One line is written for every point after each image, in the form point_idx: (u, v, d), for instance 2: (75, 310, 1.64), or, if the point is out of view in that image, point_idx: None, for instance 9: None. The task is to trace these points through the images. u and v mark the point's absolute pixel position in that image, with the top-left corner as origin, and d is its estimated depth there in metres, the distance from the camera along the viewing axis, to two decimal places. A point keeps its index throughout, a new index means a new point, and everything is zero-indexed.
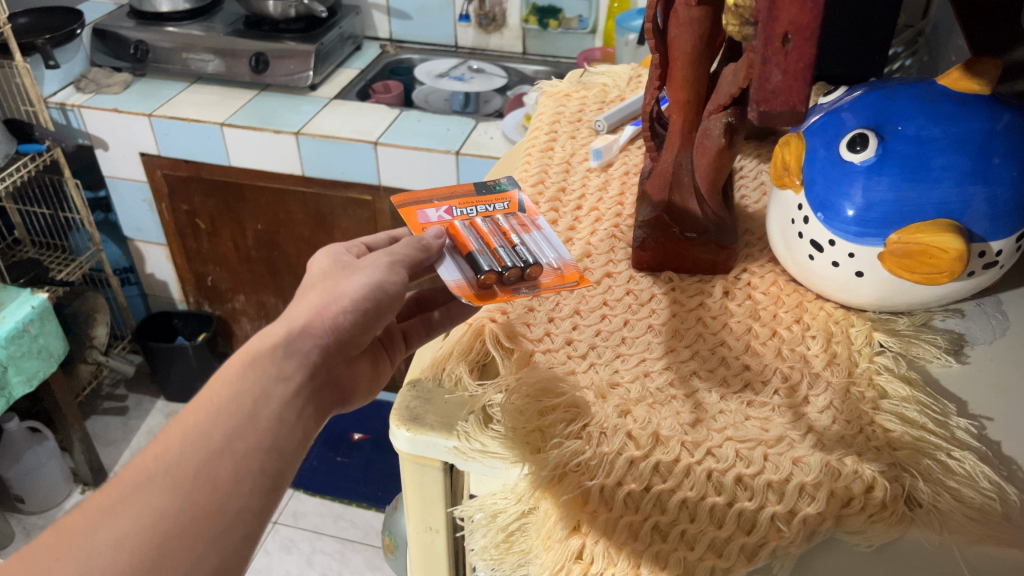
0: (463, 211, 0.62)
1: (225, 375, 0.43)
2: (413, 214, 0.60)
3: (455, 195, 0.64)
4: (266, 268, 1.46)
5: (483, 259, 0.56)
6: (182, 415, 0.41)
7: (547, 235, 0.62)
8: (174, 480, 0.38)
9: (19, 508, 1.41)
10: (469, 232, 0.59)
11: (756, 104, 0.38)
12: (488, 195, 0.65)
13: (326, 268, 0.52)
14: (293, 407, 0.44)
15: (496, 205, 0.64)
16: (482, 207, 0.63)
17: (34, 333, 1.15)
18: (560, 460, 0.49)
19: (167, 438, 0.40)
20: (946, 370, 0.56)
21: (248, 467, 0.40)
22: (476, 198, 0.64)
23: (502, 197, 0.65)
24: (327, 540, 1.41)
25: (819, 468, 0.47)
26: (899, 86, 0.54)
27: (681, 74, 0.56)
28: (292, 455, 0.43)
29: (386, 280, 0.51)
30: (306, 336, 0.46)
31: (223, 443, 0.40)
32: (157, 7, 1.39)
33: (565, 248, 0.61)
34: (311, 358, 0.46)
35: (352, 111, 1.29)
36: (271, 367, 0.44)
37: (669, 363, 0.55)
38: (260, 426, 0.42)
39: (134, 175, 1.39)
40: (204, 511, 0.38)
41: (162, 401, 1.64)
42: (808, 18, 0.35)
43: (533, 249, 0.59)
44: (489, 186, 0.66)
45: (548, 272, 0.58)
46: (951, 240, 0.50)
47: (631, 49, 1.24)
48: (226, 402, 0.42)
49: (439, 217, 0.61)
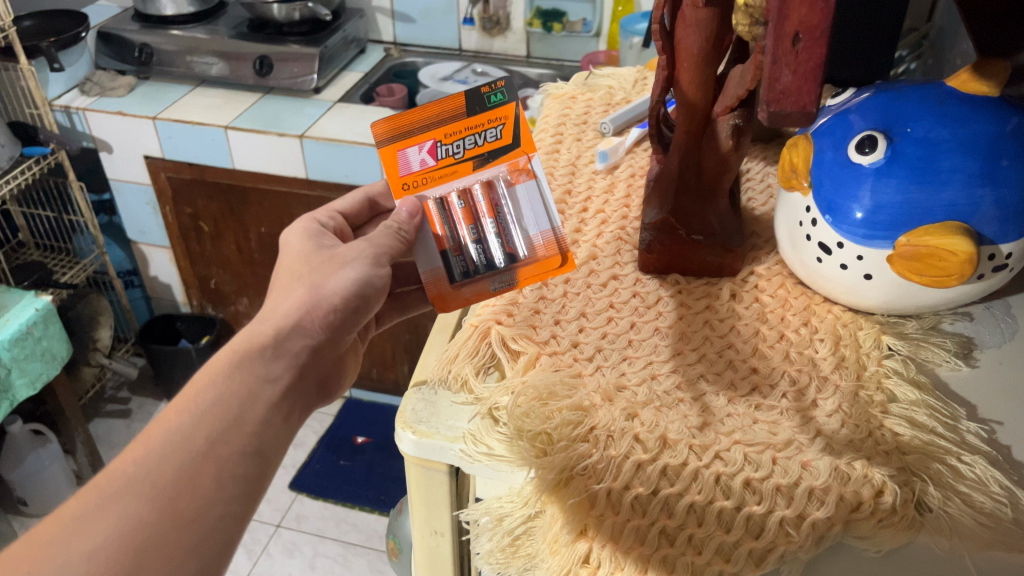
0: (449, 149, 0.57)
1: (211, 375, 0.44)
2: (394, 161, 0.57)
3: (442, 117, 0.56)
4: (269, 271, 1.46)
5: (458, 260, 0.58)
6: (162, 416, 0.42)
7: (539, 190, 0.58)
8: (154, 486, 0.39)
9: (21, 512, 1.41)
10: (443, 212, 0.58)
11: (766, 104, 0.38)
12: (480, 115, 0.56)
13: (307, 251, 0.53)
14: (279, 409, 0.46)
15: (487, 134, 0.57)
16: (470, 140, 0.57)
17: (37, 336, 1.15)
18: (566, 464, 0.48)
19: (147, 441, 0.41)
20: (956, 374, 0.56)
21: (231, 472, 0.42)
22: (466, 120, 0.56)
23: (498, 116, 0.57)
24: (329, 544, 1.40)
25: (828, 473, 0.46)
26: (907, 87, 0.54)
27: (687, 75, 0.56)
28: (274, 456, 0.45)
29: (373, 274, 0.52)
30: (295, 335, 0.48)
31: (206, 448, 0.41)
32: (162, 10, 1.39)
33: (553, 212, 0.58)
34: (300, 358, 0.48)
35: (355, 114, 1.29)
36: (260, 368, 0.46)
37: (676, 366, 0.54)
38: (246, 431, 0.43)
39: (138, 178, 1.39)
40: (184, 517, 0.39)
41: (164, 404, 1.64)
42: (818, 17, 0.35)
43: (511, 220, 0.58)
44: (483, 95, 0.56)
45: (526, 259, 0.58)
46: (961, 243, 0.49)
47: (634, 52, 1.26)
48: (211, 404, 0.43)
49: (422, 160, 0.57)
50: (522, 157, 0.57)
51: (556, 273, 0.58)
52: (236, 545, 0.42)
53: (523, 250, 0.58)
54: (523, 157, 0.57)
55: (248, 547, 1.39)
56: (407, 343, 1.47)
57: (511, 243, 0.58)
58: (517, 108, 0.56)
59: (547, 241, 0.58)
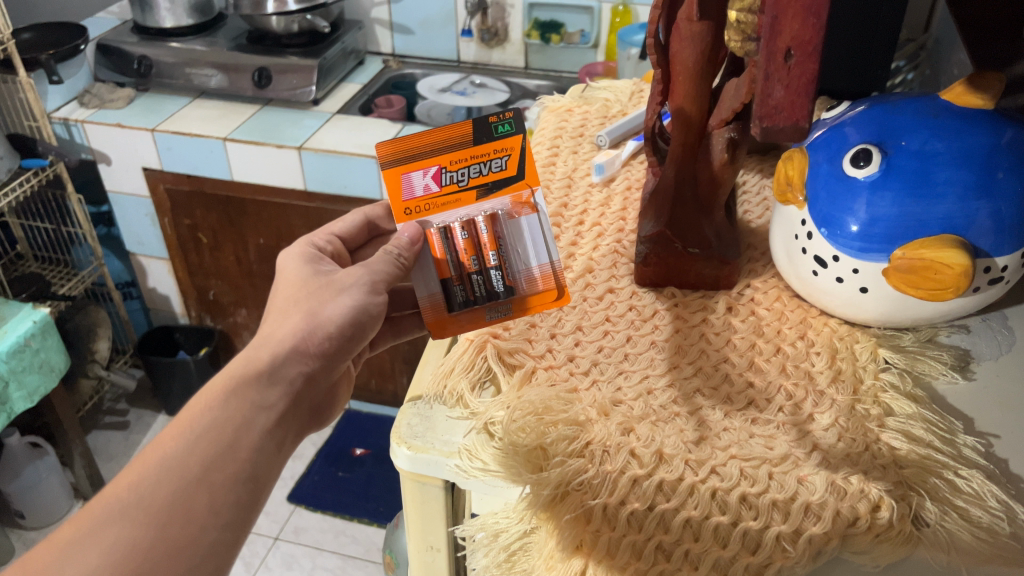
0: (453, 176, 0.57)
1: (206, 400, 0.44)
2: (398, 185, 0.56)
3: (448, 145, 0.56)
4: (268, 282, 1.45)
5: (458, 288, 0.57)
6: (157, 440, 0.42)
7: (537, 223, 0.59)
8: (147, 513, 0.39)
9: (18, 525, 1.40)
10: (446, 241, 0.56)
11: (759, 120, 0.38)
12: (487, 144, 0.56)
13: (305, 276, 0.53)
14: (274, 435, 0.45)
15: (492, 164, 0.57)
16: (475, 169, 0.57)
17: (35, 348, 1.15)
18: (562, 479, 0.48)
19: (142, 465, 0.41)
20: (952, 387, 0.56)
21: (224, 499, 0.41)
22: (472, 148, 0.56)
23: (504, 147, 0.56)
24: (328, 556, 1.40)
25: (824, 488, 0.46)
26: (901, 101, 0.54)
27: (682, 89, 0.56)
28: (268, 482, 0.44)
29: (370, 302, 0.51)
30: (292, 360, 0.47)
31: (200, 474, 0.41)
32: (161, 23, 1.40)
33: (552, 245, 0.59)
34: (295, 385, 0.47)
35: (353, 126, 1.29)
36: (255, 395, 0.45)
37: (672, 380, 0.54)
38: (240, 456, 0.43)
39: (137, 190, 1.39)
40: (175, 546, 0.39)
41: (163, 416, 1.63)
42: (811, 33, 0.35)
43: (512, 251, 0.58)
44: (491, 124, 0.56)
45: (523, 289, 0.58)
46: (957, 256, 0.49)
47: (632, 64, 1.27)
48: (206, 429, 0.43)
49: (426, 186, 0.57)
50: (525, 189, 0.58)
51: (549, 307, 0.58)
52: (229, 568, 0.41)
53: (521, 280, 0.58)
54: (526, 190, 0.57)
55: (246, 560, 1.38)
56: (406, 354, 1.47)
57: (511, 273, 0.58)
58: (523, 140, 0.56)
59: (545, 273, 0.58)
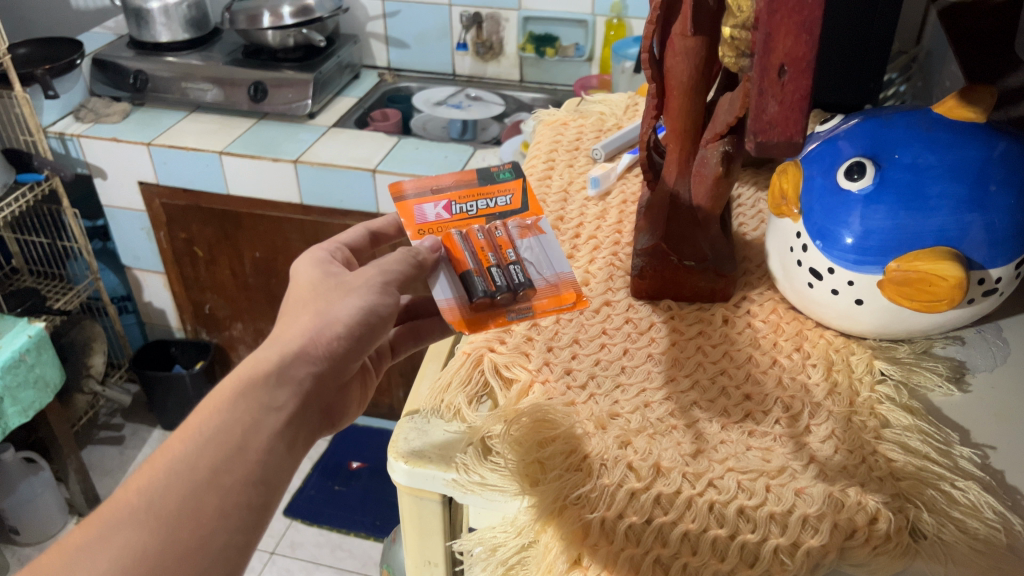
0: (463, 207, 0.63)
1: (214, 402, 0.44)
2: (412, 212, 0.62)
3: (458, 185, 0.65)
4: (264, 296, 1.45)
5: (479, 279, 0.58)
6: (165, 444, 0.42)
7: (545, 241, 0.64)
8: (155, 518, 0.39)
9: (12, 541, 1.39)
10: (464, 243, 0.60)
11: (753, 135, 0.38)
12: (491, 186, 0.65)
13: (315, 280, 0.53)
14: (283, 436, 0.45)
15: (498, 199, 0.64)
16: (483, 202, 0.64)
17: (30, 363, 1.14)
18: (560, 492, 0.48)
19: (151, 469, 0.41)
20: (948, 399, 0.56)
21: (234, 500, 0.41)
22: (481, 188, 0.65)
23: (508, 188, 0.65)
24: (325, 570, 1.39)
25: (822, 499, 0.46)
26: (894, 114, 0.54)
27: (676, 104, 0.57)
28: (276, 486, 0.44)
29: (379, 302, 0.51)
30: (300, 361, 0.47)
31: (208, 477, 0.41)
32: (157, 38, 1.40)
33: (563, 259, 0.63)
34: (304, 386, 0.47)
35: (350, 138, 1.30)
36: (264, 396, 0.45)
37: (669, 394, 0.54)
38: (249, 458, 0.43)
39: (133, 204, 1.39)
40: (185, 550, 0.39)
41: (158, 430, 1.62)
42: (804, 48, 0.36)
43: (527, 262, 0.62)
44: (494, 174, 0.66)
45: (541, 290, 0.61)
46: (950, 268, 0.49)
47: (626, 77, 1.26)
48: (215, 432, 0.42)
49: (438, 214, 0.63)
50: (530, 217, 0.65)
51: (569, 309, 0.61)
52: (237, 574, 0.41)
53: (539, 283, 0.61)
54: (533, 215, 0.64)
55: None
56: (402, 367, 1.47)
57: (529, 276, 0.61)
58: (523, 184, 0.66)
59: (561, 280, 0.62)
